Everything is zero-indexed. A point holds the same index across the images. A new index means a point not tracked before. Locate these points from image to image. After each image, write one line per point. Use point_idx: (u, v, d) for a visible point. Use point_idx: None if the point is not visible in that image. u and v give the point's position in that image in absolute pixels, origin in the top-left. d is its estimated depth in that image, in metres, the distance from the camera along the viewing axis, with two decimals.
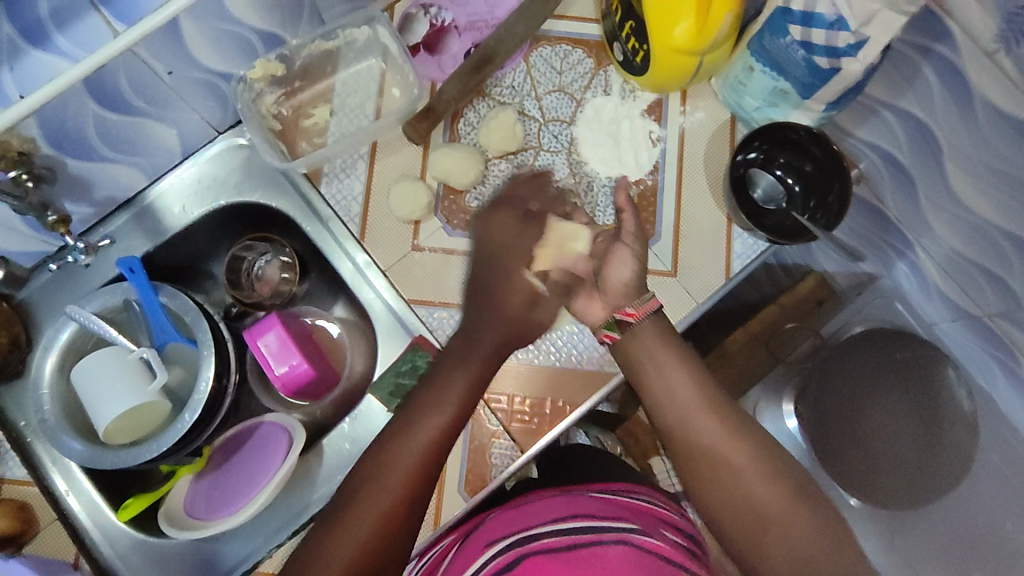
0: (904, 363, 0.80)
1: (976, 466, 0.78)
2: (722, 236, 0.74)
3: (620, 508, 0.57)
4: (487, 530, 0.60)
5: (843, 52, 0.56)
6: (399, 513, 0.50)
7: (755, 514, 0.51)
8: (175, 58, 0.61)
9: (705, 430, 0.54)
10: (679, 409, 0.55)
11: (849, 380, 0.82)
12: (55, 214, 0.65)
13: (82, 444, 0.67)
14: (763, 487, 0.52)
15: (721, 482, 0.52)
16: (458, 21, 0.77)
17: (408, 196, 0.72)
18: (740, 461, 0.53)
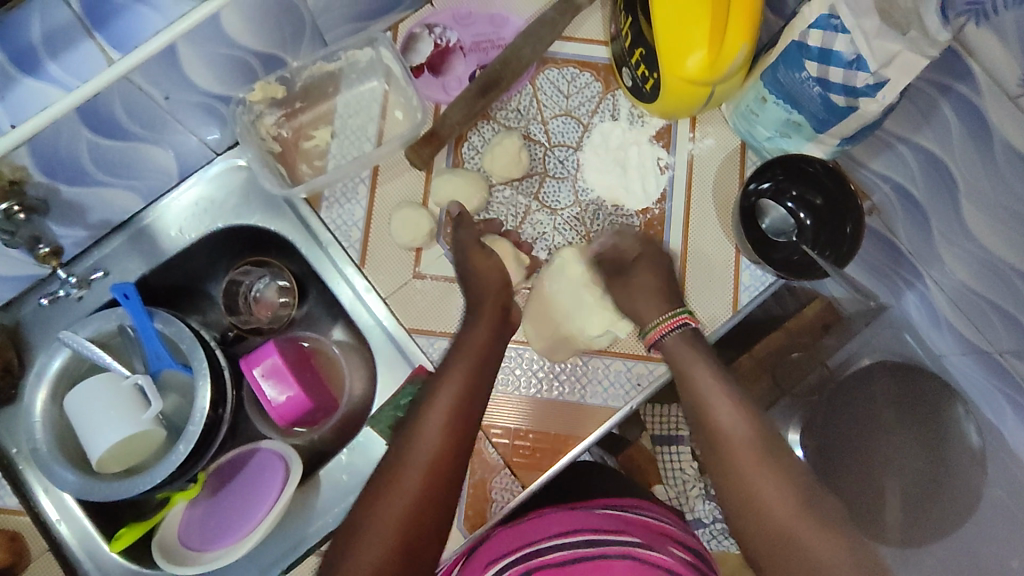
0: (910, 399, 0.80)
1: (985, 502, 0.76)
2: (730, 267, 0.73)
3: (627, 522, 0.60)
4: (493, 543, 0.63)
5: (862, 92, 0.54)
6: (432, 481, 0.52)
7: (763, 516, 0.50)
8: (172, 83, 0.59)
9: (725, 417, 0.56)
10: (702, 412, 0.57)
11: (854, 416, 0.82)
12: (48, 247, 0.66)
13: (75, 474, 0.66)
14: (773, 491, 0.51)
15: (730, 484, 0.53)
16: (463, 42, 0.75)
17: (410, 222, 0.70)
18: (754, 468, 0.52)
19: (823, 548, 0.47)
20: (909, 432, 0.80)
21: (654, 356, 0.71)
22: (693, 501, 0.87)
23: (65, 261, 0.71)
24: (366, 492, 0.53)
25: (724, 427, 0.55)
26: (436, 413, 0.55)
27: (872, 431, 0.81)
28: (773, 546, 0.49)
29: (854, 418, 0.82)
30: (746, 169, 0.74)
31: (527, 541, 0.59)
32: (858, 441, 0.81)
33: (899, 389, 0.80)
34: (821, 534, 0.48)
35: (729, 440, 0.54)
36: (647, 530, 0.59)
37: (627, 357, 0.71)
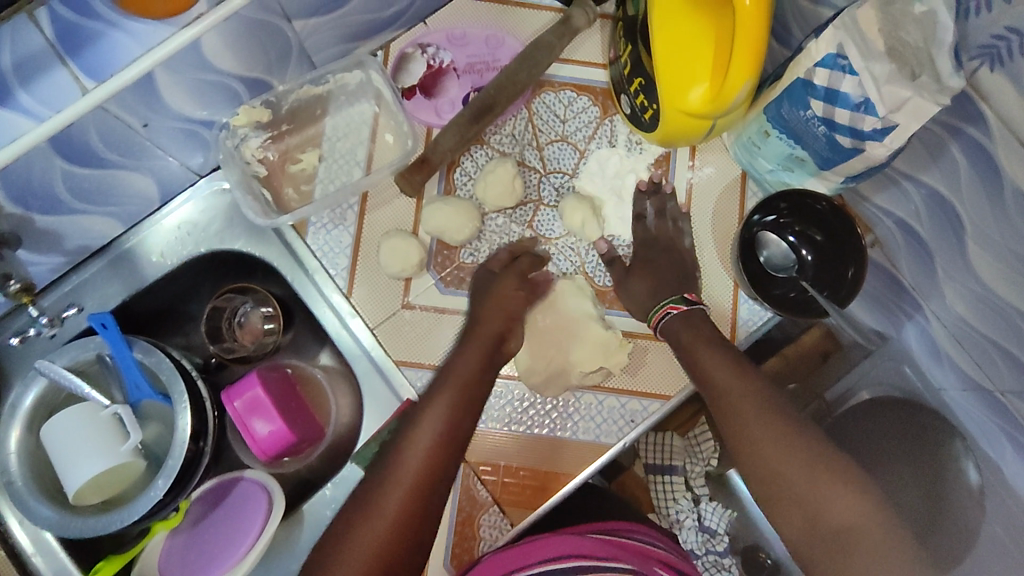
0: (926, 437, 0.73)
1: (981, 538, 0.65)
2: (727, 301, 0.71)
3: (615, 550, 0.63)
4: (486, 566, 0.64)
5: (869, 135, 0.53)
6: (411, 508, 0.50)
7: (786, 477, 0.52)
8: (149, 110, 0.57)
9: (719, 376, 0.60)
10: (719, 388, 0.59)
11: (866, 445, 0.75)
12: (19, 283, 0.63)
13: (50, 509, 0.64)
14: (795, 451, 0.53)
15: (752, 449, 0.55)
16: (457, 63, 0.73)
17: (398, 251, 0.68)
18: (769, 426, 0.55)
19: (845, 502, 0.50)
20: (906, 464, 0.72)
21: (649, 392, 0.69)
22: (683, 532, 0.83)
23: (38, 291, 0.69)
24: (347, 513, 0.51)
25: (738, 396, 0.57)
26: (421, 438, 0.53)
27: (877, 455, 0.74)
28: (784, 492, 0.52)
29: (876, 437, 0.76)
30: (747, 199, 0.72)
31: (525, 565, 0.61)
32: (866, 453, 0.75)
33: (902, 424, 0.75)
34: (844, 487, 0.51)
35: (745, 409, 0.56)
36: (632, 557, 0.63)
37: (621, 393, 0.69)
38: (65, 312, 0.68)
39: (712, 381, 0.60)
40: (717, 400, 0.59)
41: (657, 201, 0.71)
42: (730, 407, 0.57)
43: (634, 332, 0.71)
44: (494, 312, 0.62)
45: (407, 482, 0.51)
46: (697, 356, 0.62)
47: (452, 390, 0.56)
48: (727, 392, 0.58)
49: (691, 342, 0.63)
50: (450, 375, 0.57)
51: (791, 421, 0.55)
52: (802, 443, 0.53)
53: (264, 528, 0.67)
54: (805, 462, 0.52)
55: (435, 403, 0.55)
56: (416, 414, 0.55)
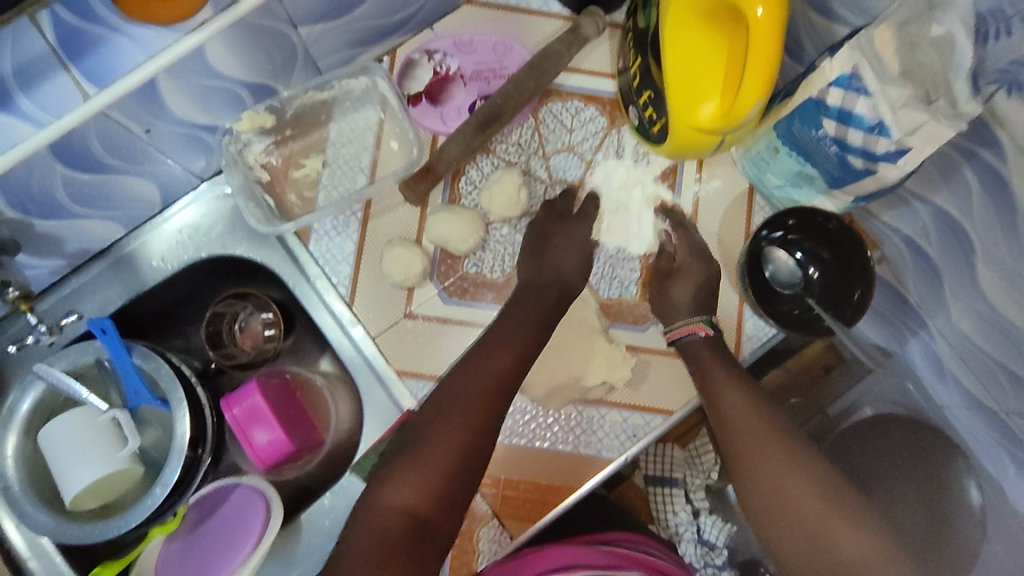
0: (926, 451, 0.71)
1: (981, 560, 0.63)
2: (733, 317, 0.70)
3: (620, 558, 0.64)
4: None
5: (882, 157, 0.53)
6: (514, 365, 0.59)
7: (792, 505, 0.52)
8: (153, 116, 0.56)
9: (729, 397, 0.60)
10: (728, 412, 0.59)
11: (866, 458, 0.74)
12: (17, 290, 0.64)
13: (47, 515, 0.63)
14: (801, 479, 0.53)
15: (757, 472, 0.55)
16: (464, 69, 0.72)
17: (401, 260, 0.68)
18: (778, 451, 0.55)
19: (851, 535, 0.50)
20: (906, 481, 0.70)
21: (651, 407, 0.69)
22: (683, 545, 0.81)
23: (36, 295, 0.68)
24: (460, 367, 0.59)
25: (748, 420, 0.58)
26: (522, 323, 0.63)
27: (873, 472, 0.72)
28: (789, 519, 0.52)
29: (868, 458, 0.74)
30: (754, 213, 0.72)
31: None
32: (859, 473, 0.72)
33: (902, 438, 0.73)
34: (850, 521, 0.50)
35: (754, 435, 0.57)
36: (639, 568, 0.63)
37: (623, 407, 0.69)
38: (64, 320, 0.68)
39: (722, 404, 0.60)
40: (726, 422, 0.59)
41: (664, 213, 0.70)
42: (738, 430, 0.58)
43: (638, 345, 0.70)
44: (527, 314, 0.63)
45: (482, 391, 0.57)
46: (709, 379, 0.62)
47: (483, 385, 0.57)
48: (738, 416, 0.59)
49: (707, 361, 0.64)
50: (488, 362, 0.59)
51: (797, 450, 0.55)
52: (808, 471, 0.53)
53: (263, 536, 0.67)
54: (812, 495, 0.52)
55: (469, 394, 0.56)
56: (449, 400, 0.56)
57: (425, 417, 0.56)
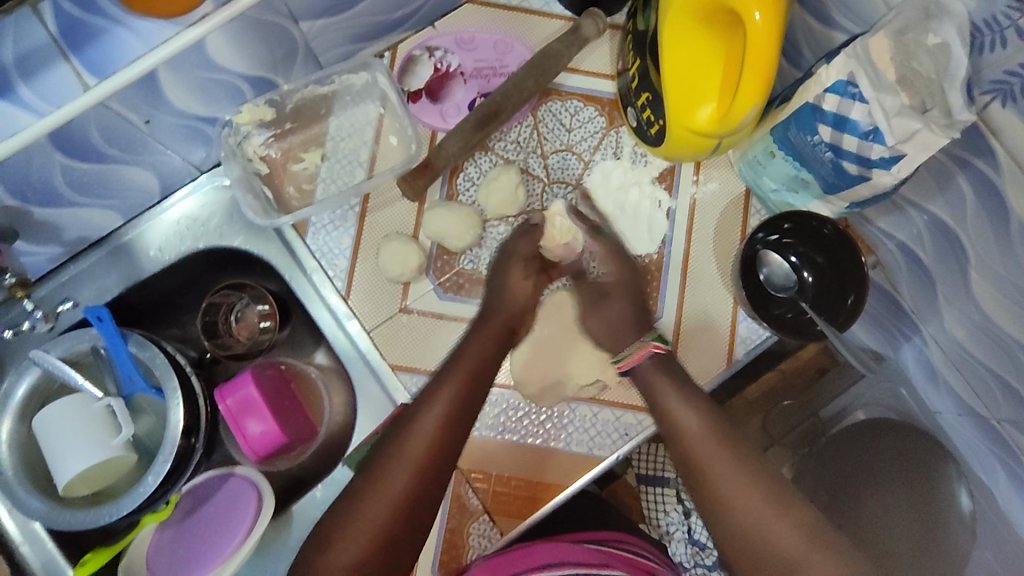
0: (913, 453, 0.75)
1: (971, 565, 0.71)
2: (726, 318, 0.71)
3: (607, 556, 0.64)
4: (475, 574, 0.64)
5: (877, 163, 0.53)
6: (457, 413, 0.55)
7: (758, 538, 0.49)
8: (152, 107, 0.57)
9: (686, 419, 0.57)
10: (683, 438, 0.56)
11: (851, 457, 0.79)
12: (14, 277, 0.61)
13: (40, 501, 0.64)
14: (769, 512, 0.49)
15: (719, 504, 0.51)
16: (464, 67, 0.72)
17: (398, 255, 0.68)
18: (739, 479, 0.51)
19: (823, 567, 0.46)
20: (900, 485, 0.77)
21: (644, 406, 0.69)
22: (674, 544, 0.82)
23: (33, 282, 0.68)
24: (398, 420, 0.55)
25: (712, 450, 0.54)
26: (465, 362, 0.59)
27: (870, 474, 0.79)
28: (761, 556, 0.48)
29: (854, 465, 0.79)
30: (750, 216, 0.72)
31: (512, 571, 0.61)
32: (849, 488, 0.78)
33: (895, 441, 0.77)
34: (829, 558, 0.47)
35: (715, 465, 0.53)
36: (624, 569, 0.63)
37: (616, 406, 0.69)
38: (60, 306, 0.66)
39: (680, 430, 0.56)
40: (685, 451, 0.55)
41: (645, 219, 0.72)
42: (698, 461, 0.54)
43: None
44: (481, 345, 0.62)
45: (421, 452, 0.52)
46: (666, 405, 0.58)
47: (422, 437, 0.53)
48: (697, 444, 0.54)
49: (659, 385, 0.60)
50: (430, 405, 0.55)
51: (763, 480, 0.51)
52: (777, 503, 0.50)
53: (252, 527, 0.67)
54: (783, 524, 0.49)
55: (408, 446, 0.52)
56: (385, 457, 0.52)
57: (368, 465, 0.52)
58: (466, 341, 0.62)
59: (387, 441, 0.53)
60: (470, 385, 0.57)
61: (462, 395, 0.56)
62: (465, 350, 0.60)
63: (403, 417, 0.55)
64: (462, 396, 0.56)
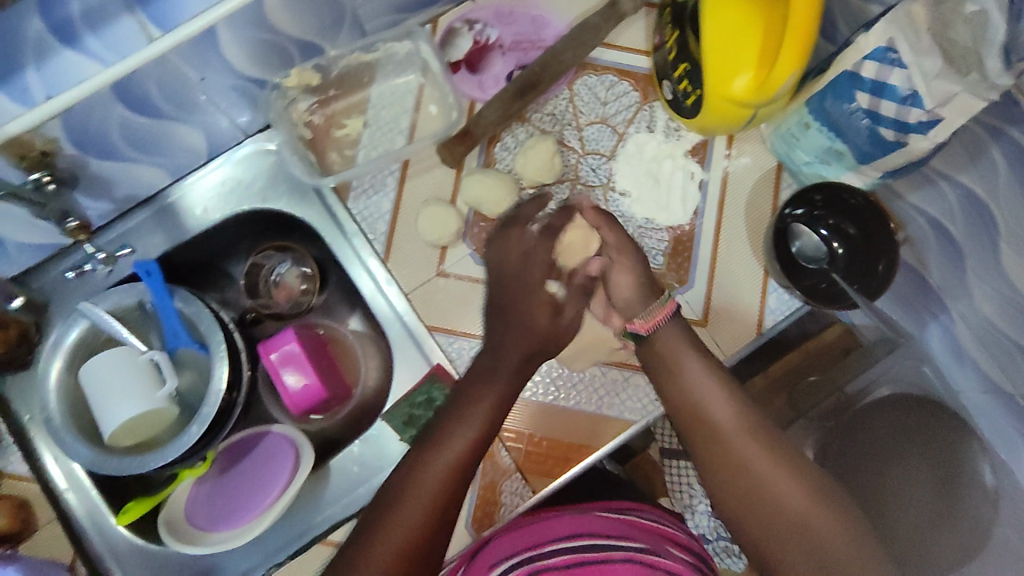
0: (927, 430, 0.73)
1: (994, 540, 0.67)
2: (756, 288, 0.72)
3: (630, 529, 0.62)
4: (496, 545, 0.64)
5: (914, 128, 0.54)
6: (464, 463, 0.53)
7: (780, 510, 0.51)
8: (207, 65, 0.58)
9: (708, 396, 0.57)
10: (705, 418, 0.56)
11: (871, 441, 0.76)
12: (76, 221, 0.66)
13: (86, 447, 0.66)
14: (807, 503, 0.50)
15: (757, 496, 0.52)
16: (503, 40, 0.74)
17: (437, 219, 0.70)
18: (762, 458, 0.53)
19: (843, 540, 0.49)
20: (924, 458, 0.73)
21: None
22: (696, 517, 0.84)
23: (93, 232, 0.71)
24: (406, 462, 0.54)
25: (735, 435, 0.54)
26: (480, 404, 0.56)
27: (889, 451, 0.75)
28: (779, 528, 0.50)
29: (871, 445, 0.76)
30: (781, 190, 0.73)
31: (531, 544, 0.60)
32: (867, 466, 0.74)
33: (921, 421, 0.74)
34: (845, 532, 0.49)
35: (754, 460, 0.53)
36: (646, 534, 0.62)
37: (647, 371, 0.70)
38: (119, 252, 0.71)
39: (707, 415, 0.56)
40: (716, 445, 0.54)
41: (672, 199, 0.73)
42: (734, 457, 0.53)
43: None
44: (501, 373, 0.58)
45: (425, 509, 0.51)
46: (692, 397, 0.57)
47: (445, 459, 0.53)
48: (732, 439, 0.54)
49: (680, 359, 0.60)
50: (440, 451, 0.53)
51: (799, 472, 0.52)
52: (814, 492, 0.51)
53: (290, 481, 0.69)
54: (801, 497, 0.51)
55: (402, 511, 0.51)
56: (409, 475, 0.53)
57: (371, 514, 0.52)
58: (481, 368, 0.59)
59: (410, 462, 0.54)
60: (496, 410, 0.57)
61: (468, 450, 0.54)
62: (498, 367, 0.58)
63: (428, 436, 0.55)
64: (473, 440, 0.54)
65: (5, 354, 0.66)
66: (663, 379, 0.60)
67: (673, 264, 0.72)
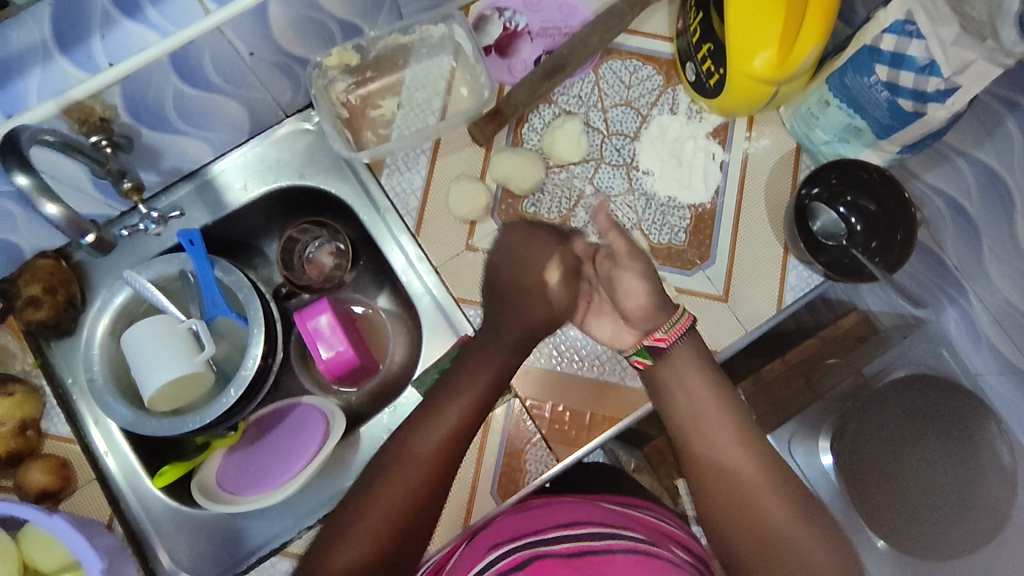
0: (938, 415, 0.72)
1: (1011, 523, 0.65)
2: (777, 265, 0.73)
3: (633, 522, 0.61)
4: (498, 527, 0.64)
5: (932, 97, 0.57)
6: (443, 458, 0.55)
7: (756, 515, 0.54)
8: (257, 41, 0.62)
9: (698, 403, 0.60)
10: (694, 422, 0.59)
11: (882, 433, 0.77)
12: (131, 182, 0.66)
13: (127, 409, 0.67)
14: (791, 517, 0.54)
15: (733, 492, 0.55)
16: (531, 27, 0.77)
17: (466, 195, 0.73)
18: (744, 463, 0.56)
19: (810, 544, 0.52)
20: (939, 443, 0.71)
21: None
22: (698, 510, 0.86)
23: (145, 199, 0.75)
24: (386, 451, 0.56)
25: (720, 438, 0.58)
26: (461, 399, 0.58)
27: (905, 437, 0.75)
28: (755, 531, 0.53)
29: (889, 428, 0.76)
30: (799, 170, 0.75)
31: (532, 529, 0.60)
32: (881, 459, 0.77)
33: (927, 400, 0.73)
34: (814, 538, 0.53)
35: (748, 474, 0.55)
36: (650, 530, 0.61)
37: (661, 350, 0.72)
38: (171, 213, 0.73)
39: (697, 419, 0.59)
40: (712, 459, 0.57)
41: (696, 178, 0.75)
42: (729, 472, 0.56)
43: (688, 289, 0.73)
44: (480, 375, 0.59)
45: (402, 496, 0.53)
46: (691, 409, 0.60)
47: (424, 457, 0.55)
48: (728, 454, 0.57)
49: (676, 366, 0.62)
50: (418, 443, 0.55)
51: (785, 489, 0.55)
52: (791, 502, 0.54)
53: (318, 451, 0.69)
54: (777, 504, 0.54)
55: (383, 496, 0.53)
56: (370, 490, 0.54)
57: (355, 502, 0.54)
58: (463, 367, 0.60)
59: (370, 474, 0.55)
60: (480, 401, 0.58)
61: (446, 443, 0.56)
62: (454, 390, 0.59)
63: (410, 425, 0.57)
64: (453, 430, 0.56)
65: (53, 317, 0.69)
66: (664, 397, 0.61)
67: (694, 241, 0.74)
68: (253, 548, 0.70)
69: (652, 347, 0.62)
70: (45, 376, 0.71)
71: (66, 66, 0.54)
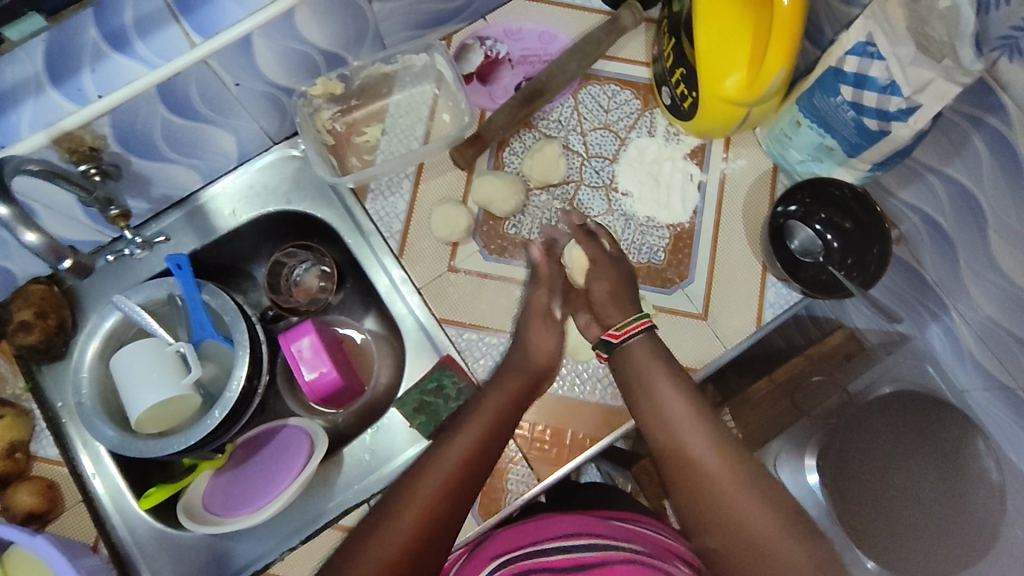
0: (919, 433, 0.74)
1: (1002, 540, 0.67)
2: (757, 283, 0.74)
3: (628, 533, 0.60)
4: (492, 542, 0.63)
5: (894, 115, 0.58)
6: (455, 485, 0.51)
7: (739, 527, 0.48)
8: (242, 71, 0.64)
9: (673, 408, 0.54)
10: (668, 434, 0.53)
11: (868, 447, 0.77)
12: (118, 209, 0.68)
13: (114, 431, 0.68)
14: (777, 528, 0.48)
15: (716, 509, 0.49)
16: (512, 55, 0.79)
17: (449, 217, 0.74)
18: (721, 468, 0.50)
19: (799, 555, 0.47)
20: (927, 460, 0.74)
21: None
22: None
23: (135, 226, 0.77)
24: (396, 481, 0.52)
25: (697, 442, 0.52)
26: (474, 424, 0.55)
27: (891, 452, 0.76)
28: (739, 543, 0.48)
29: (873, 447, 0.77)
30: (776, 190, 0.77)
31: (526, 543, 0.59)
32: (862, 472, 0.77)
33: (913, 420, 0.75)
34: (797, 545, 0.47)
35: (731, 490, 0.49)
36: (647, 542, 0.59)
37: None
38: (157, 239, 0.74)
39: (672, 429, 0.53)
40: (697, 488, 0.50)
41: (674, 197, 0.77)
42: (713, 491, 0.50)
43: (668, 308, 0.74)
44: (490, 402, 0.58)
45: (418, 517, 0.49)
46: (666, 426, 0.54)
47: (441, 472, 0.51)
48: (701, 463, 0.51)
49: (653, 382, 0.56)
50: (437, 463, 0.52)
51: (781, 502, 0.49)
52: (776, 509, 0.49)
53: (303, 469, 0.70)
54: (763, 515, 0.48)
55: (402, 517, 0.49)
56: (365, 534, 0.49)
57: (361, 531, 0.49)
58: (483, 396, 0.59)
59: (360, 532, 0.49)
60: (492, 429, 0.56)
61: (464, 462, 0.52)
62: (457, 425, 0.55)
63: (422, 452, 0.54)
64: (468, 449, 0.53)
65: (44, 341, 0.71)
66: (649, 415, 0.56)
67: (673, 260, 0.75)
68: (240, 567, 0.70)
69: (607, 342, 0.62)
70: (35, 400, 0.73)
71: (56, 98, 0.56)
